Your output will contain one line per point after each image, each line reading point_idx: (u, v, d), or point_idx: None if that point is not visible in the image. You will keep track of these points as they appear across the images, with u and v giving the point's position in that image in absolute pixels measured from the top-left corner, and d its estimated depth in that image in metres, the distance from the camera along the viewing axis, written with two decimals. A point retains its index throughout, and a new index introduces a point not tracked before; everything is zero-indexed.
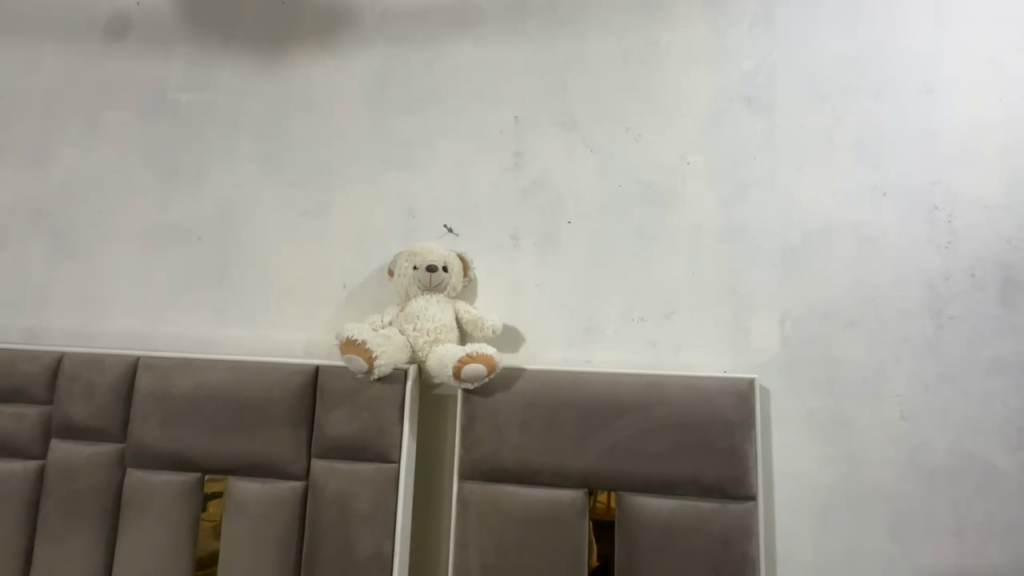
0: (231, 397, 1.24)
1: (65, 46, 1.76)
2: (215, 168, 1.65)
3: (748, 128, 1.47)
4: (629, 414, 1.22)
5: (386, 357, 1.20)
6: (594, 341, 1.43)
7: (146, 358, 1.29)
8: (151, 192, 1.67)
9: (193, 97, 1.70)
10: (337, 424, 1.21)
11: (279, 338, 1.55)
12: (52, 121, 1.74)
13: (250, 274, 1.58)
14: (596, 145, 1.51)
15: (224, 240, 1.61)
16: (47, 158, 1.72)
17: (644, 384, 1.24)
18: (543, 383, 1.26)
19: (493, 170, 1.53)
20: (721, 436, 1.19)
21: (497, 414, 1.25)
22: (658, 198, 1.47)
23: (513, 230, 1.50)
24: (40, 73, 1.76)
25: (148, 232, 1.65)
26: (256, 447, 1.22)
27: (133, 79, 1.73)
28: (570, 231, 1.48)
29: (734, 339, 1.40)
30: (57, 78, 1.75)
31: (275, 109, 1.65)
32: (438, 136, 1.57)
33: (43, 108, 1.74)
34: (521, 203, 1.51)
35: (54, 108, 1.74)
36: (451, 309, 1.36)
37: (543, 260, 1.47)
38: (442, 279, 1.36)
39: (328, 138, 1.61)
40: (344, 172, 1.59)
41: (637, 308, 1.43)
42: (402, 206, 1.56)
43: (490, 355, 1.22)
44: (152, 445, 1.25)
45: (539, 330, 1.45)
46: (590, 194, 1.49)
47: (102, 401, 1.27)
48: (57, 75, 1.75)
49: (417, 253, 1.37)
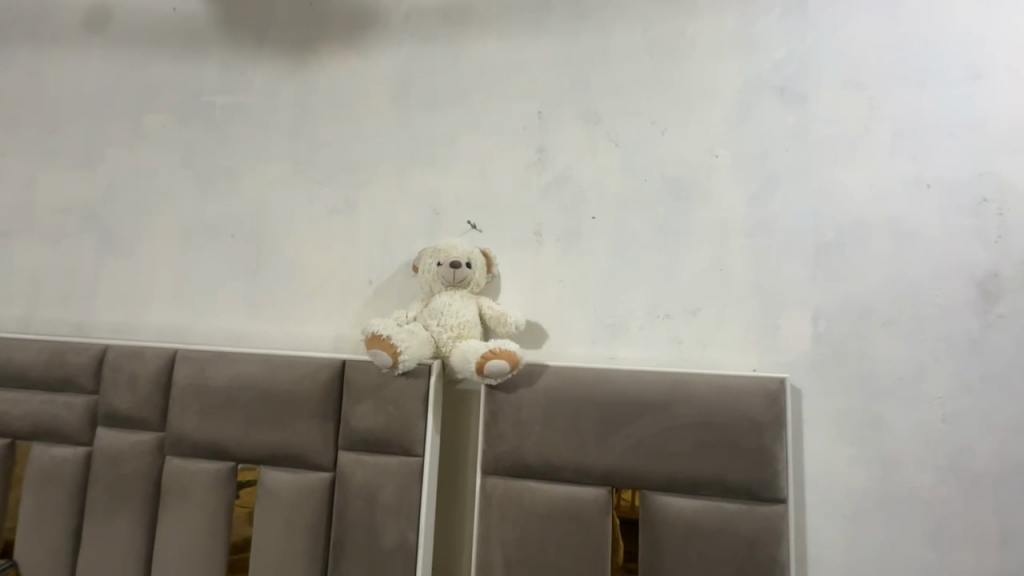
0: (262, 389, 1.28)
1: (110, 53, 1.85)
2: (247, 167, 1.70)
3: (779, 119, 1.42)
4: (654, 412, 1.20)
5: (410, 353, 1.21)
6: (618, 338, 1.41)
7: (183, 351, 1.34)
8: (188, 191, 1.73)
9: (227, 98, 1.75)
10: (363, 417, 1.23)
11: (308, 333, 1.59)
12: (98, 124, 1.82)
13: (281, 271, 1.63)
14: (621, 139, 1.49)
15: (255, 237, 1.66)
16: (93, 160, 1.81)
17: (669, 382, 1.22)
18: (566, 379, 1.25)
19: (517, 166, 1.53)
20: (750, 437, 1.16)
21: (520, 409, 1.25)
22: (684, 192, 1.44)
23: (536, 226, 1.49)
24: (87, 78, 1.85)
25: (185, 230, 1.71)
26: (286, 438, 1.26)
27: (172, 82, 1.80)
28: (594, 226, 1.47)
29: (764, 336, 1.36)
30: (102, 83, 1.84)
31: (304, 109, 1.69)
32: (462, 133, 1.58)
33: (90, 111, 1.83)
34: (544, 199, 1.50)
35: (99, 111, 1.83)
36: (475, 305, 1.37)
37: (566, 256, 1.47)
38: (466, 275, 1.36)
39: (355, 136, 1.64)
40: (370, 170, 1.62)
41: (661, 305, 1.41)
42: (427, 202, 1.57)
43: (513, 351, 1.22)
44: (189, 434, 1.30)
45: (562, 326, 1.44)
46: (614, 189, 1.47)
47: (143, 391, 1.33)
48: (103, 80, 1.84)
49: (441, 249, 1.39)
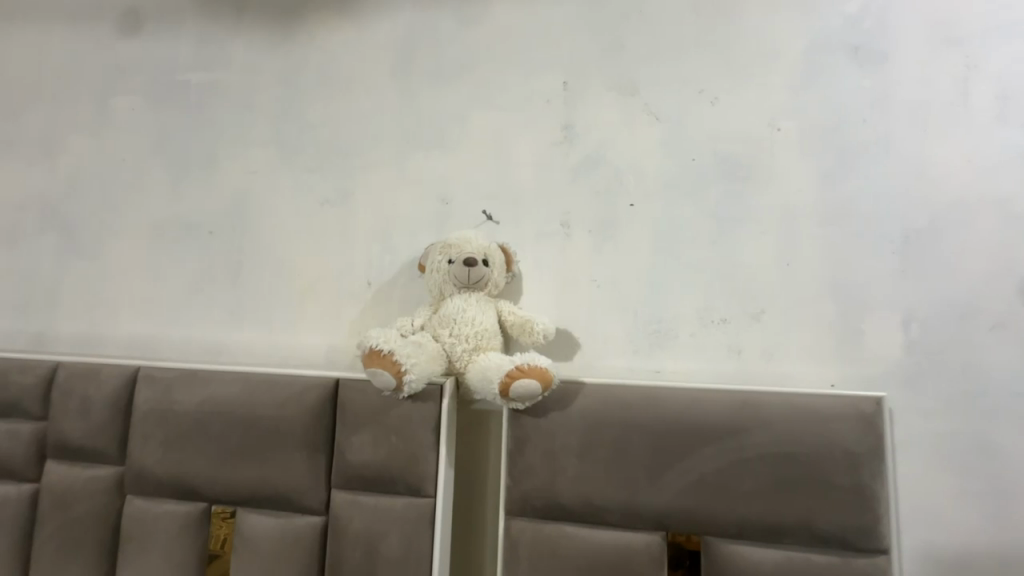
0: (239, 415, 1.05)
1: (72, 27, 1.62)
2: (227, 153, 1.48)
3: (853, 84, 1.19)
4: (719, 442, 0.98)
5: (418, 371, 0.97)
6: (664, 347, 1.19)
7: (147, 368, 1.12)
8: (161, 182, 1.51)
9: (205, 77, 1.53)
10: (361, 449, 1.01)
11: (298, 344, 1.37)
12: (60, 108, 1.60)
13: (266, 272, 1.40)
14: (662, 112, 1.26)
15: (236, 233, 1.44)
16: (54, 149, 1.59)
17: (737, 404, 0.99)
18: (607, 401, 1.03)
19: (539, 146, 1.30)
20: (841, 472, 0.94)
21: (552, 437, 1.03)
22: (740, 173, 1.21)
23: (564, 216, 1.26)
24: (47, 57, 1.62)
25: (157, 227, 1.49)
26: (268, 475, 1.03)
27: (143, 60, 1.58)
28: (633, 215, 1.24)
29: (842, 345, 1.13)
30: (63, 63, 1.62)
31: (291, 86, 1.47)
32: (474, 109, 1.35)
33: (50, 94, 1.61)
34: (573, 184, 1.27)
35: (61, 94, 1.60)
36: (494, 311, 1.14)
37: (600, 250, 1.24)
38: (482, 275, 1.14)
39: (349, 116, 1.42)
40: (368, 154, 1.39)
41: (716, 307, 1.18)
42: (434, 190, 1.34)
43: (544, 368, 0.98)
44: (152, 470, 1.07)
45: (596, 334, 1.21)
46: (655, 171, 1.24)
47: (99, 418, 1.11)
48: (65, 59, 1.62)
49: (452, 245, 1.16)
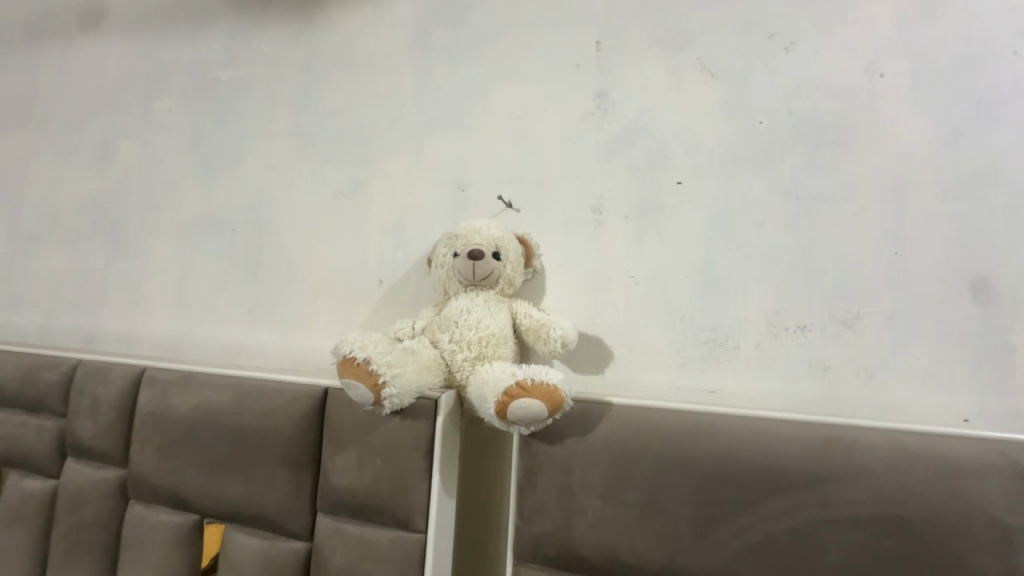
0: (227, 424, 0.97)
1: (125, 37, 1.68)
2: (250, 148, 1.44)
3: (995, 6, 0.87)
4: (791, 493, 0.72)
5: (401, 385, 0.81)
6: (720, 361, 0.94)
7: (151, 370, 1.08)
8: (193, 181, 1.50)
9: (233, 72, 1.51)
10: (345, 471, 0.88)
11: (310, 346, 1.28)
12: (113, 114, 1.66)
13: (282, 269, 1.34)
14: (720, 66, 1.01)
15: (256, 231, 1.39)
16: (108, 154, 1.65)
17: (817, 443, 0.73)
18: (640, 429, 0.81)
19: (568, 119, 1.11)
20: (981, 550, 0.65)
21: (569, 469, 0.83)
22: (826, 136, 0.93)
23: (595, 200, 1.06)
24: (104, 67, 1.70)
25: (188, 226, 1.48)
26: (252, 493, 0.94)
27: (180, 61, 1.59)
28: (681, 196, 1.00)
29: (979, 364, 0.82)
30: (116, 71, 1.68)
31: (310, 75, 1.40)
32: (494, 82, 1.18)
33: (105, 102, 1.68)
34: (607, 161, 1.06)
35: (115, 101, 1.67)
36: (506, 312, 0.96)
37: (639, 240, 1.01)
38: (491, 270, 0.96)
39: (365, 101, 1.31)
40: (383, 140, 1.28)
41: (793, 310, 0.91)
42: (449, 175, 1.19)
43: (552, 386, 0.78)
44: (148, 476, 1.02)
45: (633, 342, 0.99)
46: (710, 139, 1.00)
47: (106, 418, 1.09)
48: (118, 67, 1.68)
49: (458, 235, 1.00)
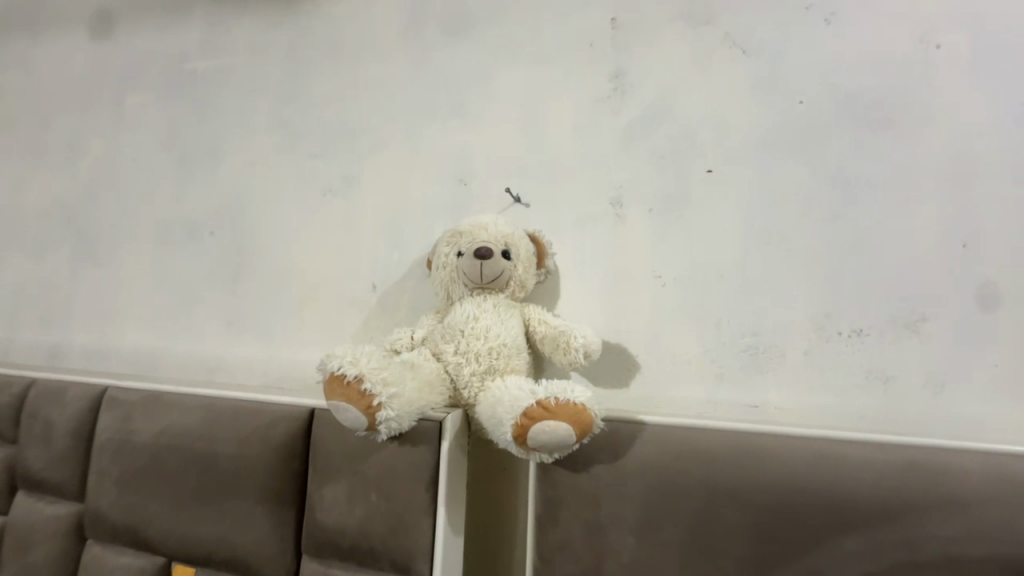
0: (197, 452, 0.84)
1: (94, 29, 1.56)
2: (230, 144, 1.31)
3: None
4: (866, 530, 0.61)
5: (400, 407, 0.69)
6: (763, 370, 0.82)
7: (112, 389, 0.95)
8: (167, 181, 1.38)
9: (211, 64, 1.39)
10: (335, 506, 0.75)
11: (296, 360, 1.16)
12: (81, 112, 1.53)
13: (264, 275, 1.21)
14: (752, 41, 0.90)
15: (237, 233, 1.26)
16: (75, 155, 1.52)
17: (897, 469, 0.62)
18: (681, 454, 0.69)
19: (580, 104, 1.00)
20: None
21: (597, 502, 0.71)
22: (876, 116, 0.83)
23: (614, 192, 0.95)
24: (72, 61, 1.57)
25: (163, 230, 1.35)
26: (226, 532, 0.81)
27: (155, 53, 1.47)
28: (712, 185, 0.89)
29: None
30: (86, 65, 1.55)
31: (295, 63, 1.28)
32: (497, 66, 1.07)
33: (73, 99, 1.55)
34: (626, 149, 0.95)
35: (83, 98, 1.54)
36: (518, 319, 0.84)
37: (665, 236, 0.90)
38: (501, 271, 0.84)
39: (356, 89, 1.20)
40: (375, 132, 1.16)
41: (845, 312, 0.80)
42: (449, 169, 1.08)
43: (579, 406, 0.65)
44: (107, 513, 0.89)
45: (661, 351, 0.87)
46: (743, 123, 0.89)
47: (62, 446, 0.95)
48: (88, 61, 1.55)
49: (462, 232, 0.88)
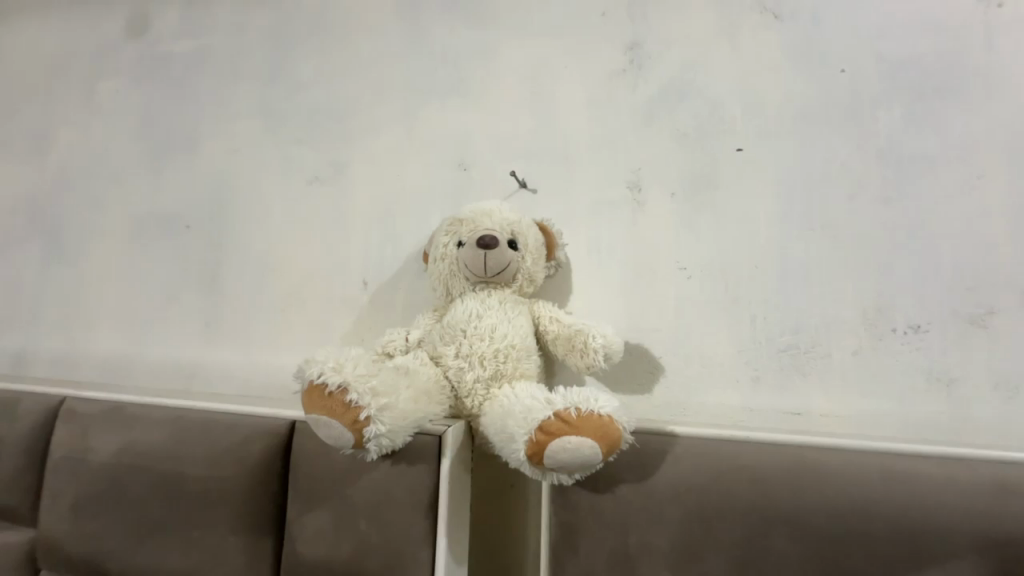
0: (163, 472, 0.74)
1: (63, 9, 1.44)
2: (209, 131, 1.21)
3: None
4: (946, 562, 0.54)
5: (392, 421, 0.59)
6: (806, 373, 0.73)
7: (71, 400, 0.84)
8: (141, 172, 1.27)
9: (188, 45, 1.28)
10: (318, 536, 0.65)
11: (281, 365, 1.05)
12: (49, 99, 1.42)
13: (246, 273, 1.11)
14: (787, 5, 0.81)
15: (216, 227, 1.16)
16: (42, 145, 1.40)
17: (985, 493, 0.54)
18: (724, 473, 0.60)
19: (593, 79, 0.90)
20: None
21: (625, 529, 0.61)
22: (928, 86, 0.74)
23: (632, 175, 0.85)
24: (38, 44, 1.45)
25: (137, 225, 1.24)
26: (195, 564, 0.70)
27: (129, 35, 1.36)
28: (742, 166, 0.80)
29: None
30: (53, 48, 1.44)
31: (278, 41, 1.17)
32: (500, 38, 0.97)
33: (40, 85, 1.43)
34: (645, 126, 0.85)
35: (52, 83, 1.42)
36: (527, 317, 0.74)
37: (691, 223, 0.81)
38: (508, 262, 0.74)
39: (344, 69, 1.09)
40: (365, 114, 1.06)
41: (897, 307, 0.71)
42: (447, 153, 0.98)
43: (605, 418, 0.55)
44: (61, 542, 0.78)
45: (688, 352, 0.77)
46: (777, 95, 0.80)
47: (13, 464, 0.84)
48: (56, 44, 1.44)
49: (463, 219, 0.78)
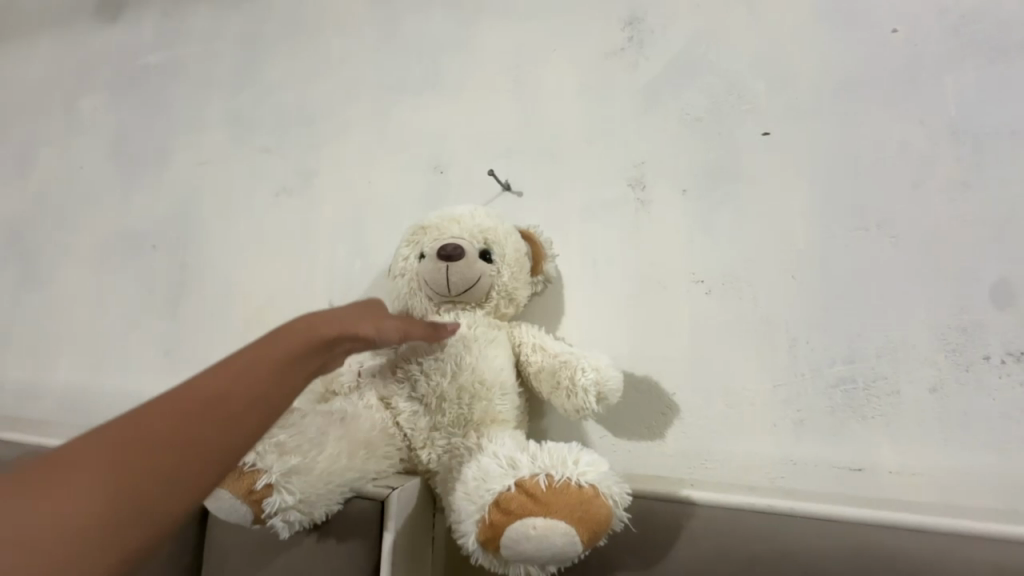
0: None
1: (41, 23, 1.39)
2: (179, 143, 1.13)
3: None
4: None
5: (306, 485, 0.48)
6: (863, 415, 0.56)
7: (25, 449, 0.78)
8: (114, 189, 1.19)
9: (164, 56, 1.21)
10: None
11: None
12: (23, 115, 1.35)
13: (209, 295, 1.00)
14: None
15: (182, 246, 1.06)
16: (14, 163, 1.33)
17: None
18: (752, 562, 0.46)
19: (586, 61, 0.76)
20: None
21: None
22: (1011, 42, 0.57)
23: (633, 170, 0.70)
24: (15, 59, 1.39)
25: (106, 246, 1.16)
26: None
27: (107, 49, 1.30)
28: (768, 152, 0.64)
29: None
30: (30, 63, 1.37)
31: (250, 46, 1.09)
32: (481, 24, 0.85)
33: (15, 101, 1.37)
34: (647, 112, 0.71)
35: (26, 98, 1.36)
36: (505, 345, 0.60)
37: (707, 225, 0.65)
38: (480, 277, 0.60)
39: (315, 70, 0.99)
40: (336, 117, 0.95)
41: (985, 326, 0.54)
42: (422, 154, 0.86)
43: (584, 490, 0.41)
44: None
45: (708, 387, 0.61)
46: (813, 65, 0.64)
47: None
48: (32, 58, 1.38)
49: (429, 225, 0.64)
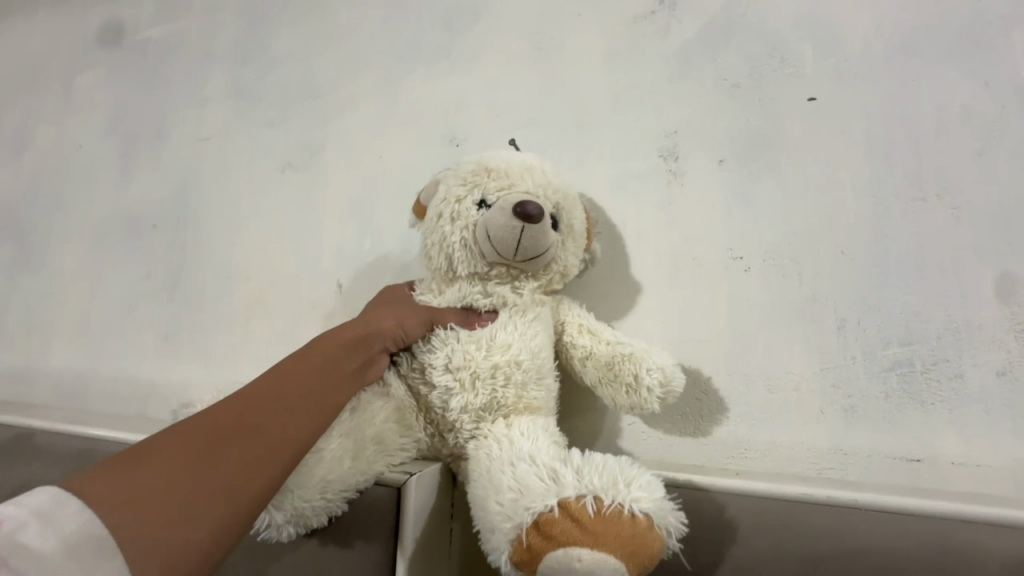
0: None
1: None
2: (180, 119, 1.08)
3: None
4: None
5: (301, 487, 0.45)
6: (923, 404, 0.51)
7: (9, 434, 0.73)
8: (111, 167, 1.15)
9: (164, 29, 1.16)
10: None
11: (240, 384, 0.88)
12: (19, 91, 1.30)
13: (209, 276, 0.96)
14: None
15: (182, 225, 1.02)
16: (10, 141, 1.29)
17: None
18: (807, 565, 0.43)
19: (613, 25, 0.72)
20: None
21: None
22: None
23: (665, 139, 0.66)
24: (12, 34, 1.35)
25: (102, 225, 1.12)
26: None
27: (106, 23, 1.25)
28: (814, 119, 0.60)
29: None
30: (27, 38, 1.33)
31: (255, 17, 1.04)
32: None
33: (12, 77, 1.32)
34: (680, 77, 0.66)
35: (23, 74, 1.31)
36: (546, 326, 0.54)
37: (746, 196, 0.61)
38: (547, 244, 0.51)
39: (323, 40, 0.95)
40: (343, 89, 0.91)
41: None
42: (434, 126, 0.81)
43: (637, 521, 0.38)
44: None
45: (749, 371, 0.57)
46: (862, 25, 0.59)
47: None
48: (29, 33, 1.33)
49: (493, 169, 0.55)
